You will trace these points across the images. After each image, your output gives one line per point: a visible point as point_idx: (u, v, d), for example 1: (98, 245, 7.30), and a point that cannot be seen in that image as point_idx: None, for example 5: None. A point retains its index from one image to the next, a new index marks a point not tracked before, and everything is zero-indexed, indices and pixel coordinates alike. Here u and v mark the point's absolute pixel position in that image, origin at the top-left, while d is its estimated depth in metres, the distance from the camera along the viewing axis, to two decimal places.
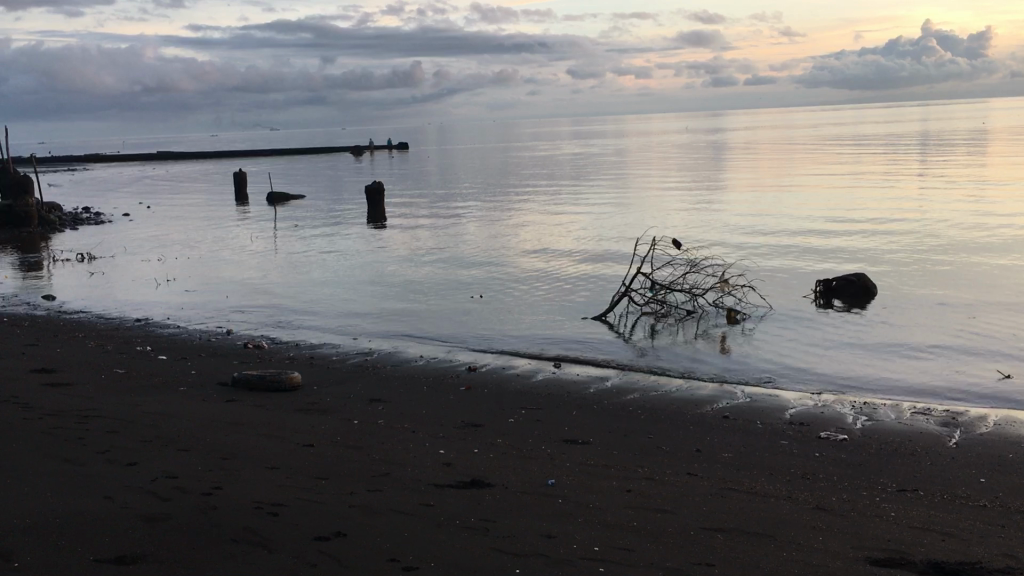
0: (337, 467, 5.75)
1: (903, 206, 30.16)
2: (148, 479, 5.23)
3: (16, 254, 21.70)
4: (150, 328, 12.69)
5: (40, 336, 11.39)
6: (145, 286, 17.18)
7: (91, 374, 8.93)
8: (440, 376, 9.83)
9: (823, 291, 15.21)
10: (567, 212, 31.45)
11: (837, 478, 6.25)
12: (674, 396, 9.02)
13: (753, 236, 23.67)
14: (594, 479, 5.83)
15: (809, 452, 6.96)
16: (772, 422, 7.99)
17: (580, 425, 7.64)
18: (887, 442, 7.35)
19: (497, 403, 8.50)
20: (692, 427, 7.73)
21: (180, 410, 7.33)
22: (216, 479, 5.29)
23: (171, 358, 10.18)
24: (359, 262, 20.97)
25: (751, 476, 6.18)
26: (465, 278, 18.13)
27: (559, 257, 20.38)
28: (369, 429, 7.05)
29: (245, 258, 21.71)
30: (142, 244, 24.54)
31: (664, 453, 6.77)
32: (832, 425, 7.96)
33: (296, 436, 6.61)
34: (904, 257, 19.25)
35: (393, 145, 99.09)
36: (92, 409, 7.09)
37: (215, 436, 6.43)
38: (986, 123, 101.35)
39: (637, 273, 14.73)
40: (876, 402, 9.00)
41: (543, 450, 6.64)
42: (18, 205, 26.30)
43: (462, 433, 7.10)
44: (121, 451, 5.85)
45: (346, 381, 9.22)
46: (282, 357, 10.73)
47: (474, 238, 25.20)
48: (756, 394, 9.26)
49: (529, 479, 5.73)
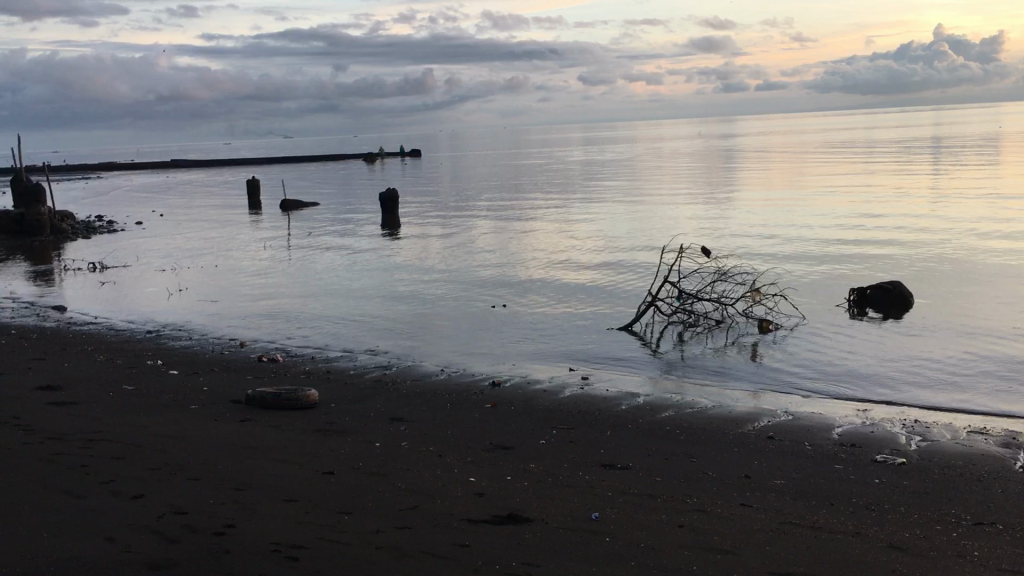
0: (359, 500, 5.25)
1: (919, 214, 29.75)
2: (154, 515, 4.77)
3: (27, 264, 21.32)
4: (161, 339, 12.27)
5: (47, 350, 10.93)
6: (157, 296, 16.77)
7: (98, 392, 8.47)
8: (463, 392, 9.33)
9: (857, 300, 14.79)
10: (582, 220, 31.11)
11: (905, 509, 5.74)
12: (711, 414, 8.51)
13: (775, 248, 23.22)
14: (644, 512, 5.34)
15: (868, 478, 6.43)
16: (821, 443, 7.47)
17: (617, 448, 7.13)
18: (949, 465, 6.82)
19: (527, 422, 8.00)
20: (736, 450, 7.20)
21: (192, 433, 6.87)
22: (229, 516, 4.83)
23: (182, 373, 9.72)
24: (375, 271, 20.59)
25: (811, 508, 5.67)
26: (484, 290, 17.72)
27: (578, 269, 19.95)
28: (391, 454, 6.56)
29: (258, 266, 21.37)
30: (155, 252, 24.27)
31: (711, 479, 6.28)
32: (887, 446, 7.43)
33: (315, 462, 6.14)
34: (932, 275, 18.79)
35: (405, 152, 99.27)
36: (98, 432, 6.63)
37: (229, 463, 5.97)
38: (991, 129, 101.18)
39: (664, 281, 14.19)
40: (928, 420, 8.49)
41: (581, 477, 6.16)
42: (30, 214, 26.01)
43: (491, 458, 6.62)
44: (127, 481, 5.38)
45: (365, 399, 8.74)
46: (298, 371, 10.28)
47: (490, 245, 24.85)
48: (800, 411, 8.75)
49: (570, 512, 5.24)
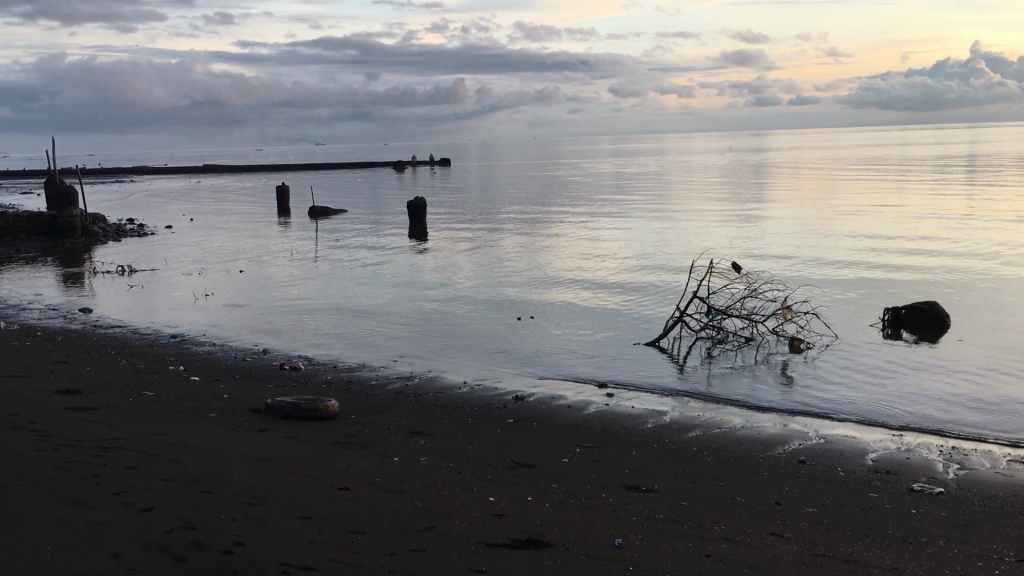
0: (374, 518, 5.09)
1: (953, 234, 29.26)
2: (163, 530, 4.66)
3: (58, 266, 21.46)
4: (184, 344, 12.21)
5: (71, 353, 10.91)
6: (183, 300, 16.77)
7: (117, 397, 8.39)
8: (485, 405, 9.14)
9: (891, 320, 14.45)
10: (611, 233, 30.89)
11: (944, 543, 5.48)
12: (740, 435, 8.26)
13: (806, 266, 22.87)
14: (669, 539, 5.13)
15: (904, 508, 6.16)
16: (854, 469, 7.21)
17: (642, 469, 6.91)
18: (989, 496, 6.54)
19: (550, 439, 7.81)
20: (767, 474, 6.97)
21: (209, 442, 6.76)
22: (239, 533, 4.69)
23: (203, 380, 9.62)
24: (401, 280, 20.53)
25: (844, 539, 5.43)
26: (510, 302, 17.56)
27: (606, 283, 19.76)
28: (410, 470, 6.40)
29: (284, 273, 21.38)
30: (184, 256, 24.35)
31: (740, 505, 6.06)
32: (923, 474, 7.14)
33: (331, 476, 5.99)
34: (967, 298, 18.37)
35: (435, 161, 99.46)
36: (114, 439, 6.53)
37: (243, 475, 5.84)
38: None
39: (693, 296, 13.90)
40: (966, 447, 8.20)
41: (604, 499, 5.96)
42: (62, 216, 26.17)
43: (513, 476, 6.44)
44: (137, 492, 5.25)
45: (386, 411, 8.59)
46: (319, 380, 10.16)
47: (517, 257, 24.74)
48: (833, 435, 8.48)
49: (592, 537, 5.04)
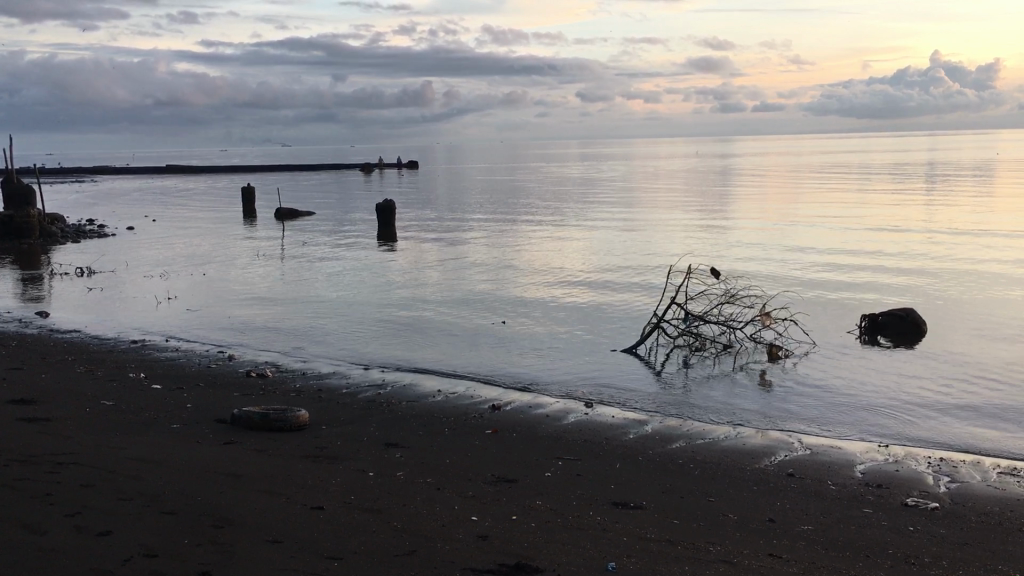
0: (351, 542, 4.76)
1: (918, 244, 29.51)
2: (120, 559, 4.28)
3: (14, 268, 20.75)
4: (145, 350, 11.74)
5: (26, 359, 10.40)
6: (144, 304, 16.23)
7: (73, 407, 7.93)
8: (461, 415, 8.80)
9: (868, 327, 14.37)
10: (580, 239, 30.79)
11: (948, 564, 5.25)
12: (724, 446, 8.02)
13: (777, 276, 22.88)
14: (662, 561, 4.87)
15: (901, 525, 5.94)
16: (845, 482, 6.99)
17: (627, 484, 6.63)
18: (985, 512, 6.33)
19: (530, 451, 7.50)
20: (757, 489, 6.72)
21: (170, 456, 6.36)
22: (205, 562, 4.34)
23: (165, 388, 9.16)
24: (371, 285, 20.14)
25: (844, 561, 5.19)
26: (480, 309, 17.25)
27: (578, 291, 19.54)
28: (386, 486, 6.06)
29: (251, 276, 20.87)
30: (147, 259, 23.73)
31: (733, 523, 5.80)
32: (915, 488, 6.93)
33: (303, 494, 5.63)
34: (935, 309, 18.44)
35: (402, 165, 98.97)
36: (68, 454, 6.11)
37: (208, 493, 5.46)
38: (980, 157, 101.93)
39: (670, 303, 13.68)
40: (954, 458, 8.04)
41: (591, 517, 5.67)
42: (18, 215, 25.37)
43: (493, 492, 6.13)
44: (93, 514, 4.86)
45: (358, 421, 8.23)
46: (287, 389, 9.74)
47: (487, 262, 24.48)
48: (818, 446, 8.27)
49: (583, 562, 4.76)
